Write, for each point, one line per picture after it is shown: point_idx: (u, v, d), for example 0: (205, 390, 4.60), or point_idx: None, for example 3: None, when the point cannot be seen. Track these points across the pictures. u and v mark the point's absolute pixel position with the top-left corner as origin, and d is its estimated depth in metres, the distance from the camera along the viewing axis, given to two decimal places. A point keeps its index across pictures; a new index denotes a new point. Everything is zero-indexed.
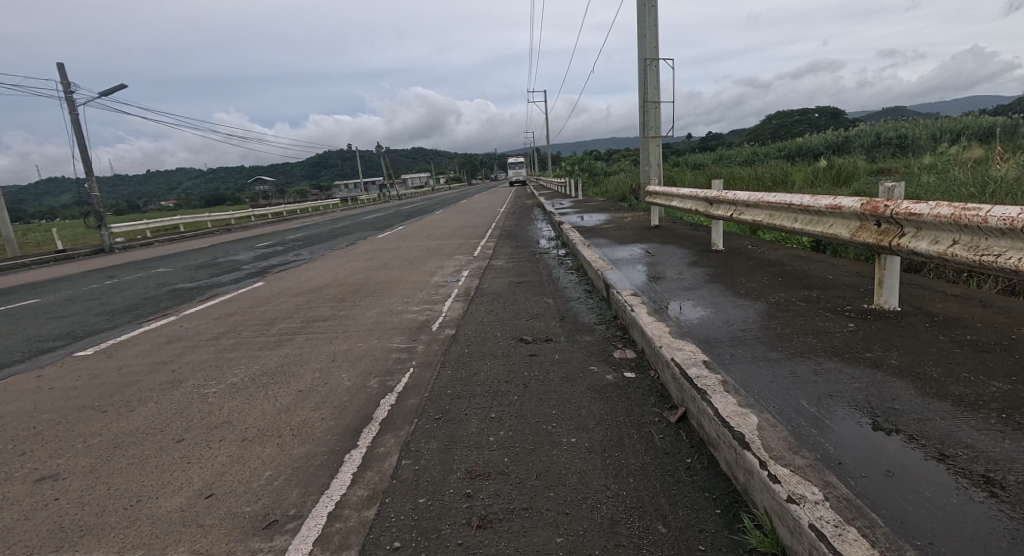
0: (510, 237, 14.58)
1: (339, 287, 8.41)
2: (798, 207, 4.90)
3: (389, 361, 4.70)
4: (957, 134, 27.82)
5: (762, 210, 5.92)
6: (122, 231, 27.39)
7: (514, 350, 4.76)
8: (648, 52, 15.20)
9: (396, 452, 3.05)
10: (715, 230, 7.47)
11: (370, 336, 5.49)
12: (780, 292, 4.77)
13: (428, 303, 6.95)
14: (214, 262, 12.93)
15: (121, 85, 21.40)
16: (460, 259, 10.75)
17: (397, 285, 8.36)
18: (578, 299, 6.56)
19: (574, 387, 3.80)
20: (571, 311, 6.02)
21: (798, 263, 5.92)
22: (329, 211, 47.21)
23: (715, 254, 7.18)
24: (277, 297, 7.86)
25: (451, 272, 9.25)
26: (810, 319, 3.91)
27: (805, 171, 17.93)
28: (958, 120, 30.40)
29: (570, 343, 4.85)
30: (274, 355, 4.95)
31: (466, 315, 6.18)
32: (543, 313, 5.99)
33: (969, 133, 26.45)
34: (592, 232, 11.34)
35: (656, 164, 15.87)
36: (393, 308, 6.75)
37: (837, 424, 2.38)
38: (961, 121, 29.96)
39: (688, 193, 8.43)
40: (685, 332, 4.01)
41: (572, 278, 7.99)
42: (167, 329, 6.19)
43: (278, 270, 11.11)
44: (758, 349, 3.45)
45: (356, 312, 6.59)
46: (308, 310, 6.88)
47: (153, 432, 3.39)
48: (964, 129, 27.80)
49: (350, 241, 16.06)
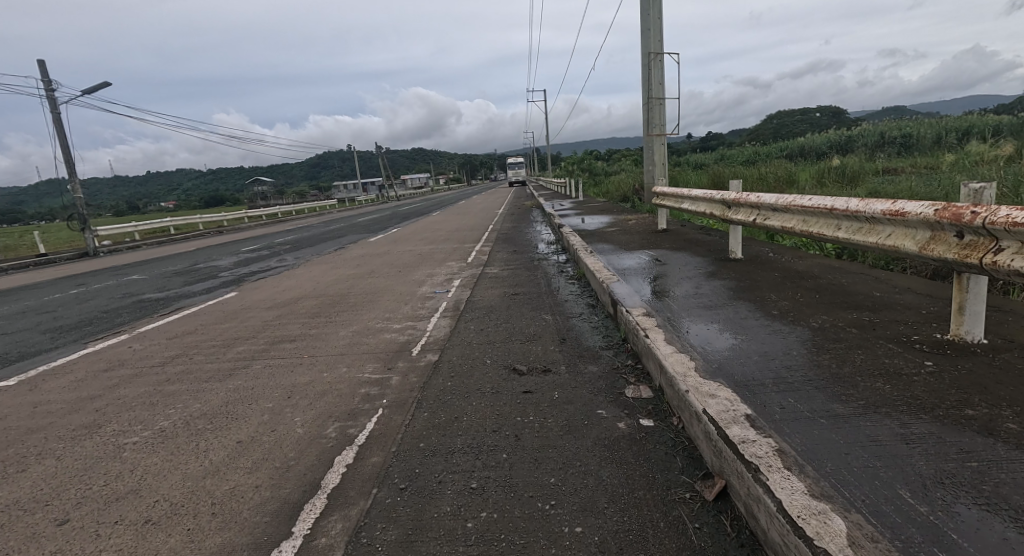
0: (508, 241, 13.84)
1: (317, 299, 7.63)
2: (841, 212, 4.09)
3: (355, 398, 3.93)
4: (963, 132, 27.17)
5: (791, 215, 5.14)
6: (110, 234, 26.66)
7: (505, 384, 3.98)
8: (653, 46, 14.44)
9: (342, 545, 2.28)
10: (733, 236, 6.69)
11: (339, 363, 4.71)
12: (822, 314, 4.00)
13: (412, 320, 6.19)
14: (191, 269, 12.16)
15: (103, 84, 20.75)
16: (452, 267, 9.97)
17: (380, 297, 7.57)
18: (580, 316, 5.79)
19: (577, 441, 3.03)
20: (573, 332, 5.24)
21: (833, 275, 5.15)
22: (325, 212, 46.64)
23: (733, 263, 6.40)
24: (246, 312, 7.09)
25: (441, 282, 8.49)
26: (871, 353, 3.14)
27: (812, 170, 17.26)
28: (964, 119, 29.68)
29: (572, 374, 4.09)
30: (222, 389, 4.18)
31: (453, 335, 5.41)
32: (541, 334, 5.22)
33: (976, 131, 25.80)
34: (594, 236, 10.57)
35: (661, 164, 15.10)
36: (372, 325, 5.98)
37: (973, 544, 1.62)
38: (967, 118, 29.28)
39: (701, 194, 7.66)
40: (716, 369, 3.24)
41: (573, 289, 7.23)
42: (112, 352, 5.42)
43: (257, 278, 10.33)
44: (814, 399, 2.68)
45: (329, 331, 5.81)
46: (276, 328, 6.10)
47: (33, 509, 2.62)
48: (971, 127, 27.09)
49: (339, 245, 15.29)
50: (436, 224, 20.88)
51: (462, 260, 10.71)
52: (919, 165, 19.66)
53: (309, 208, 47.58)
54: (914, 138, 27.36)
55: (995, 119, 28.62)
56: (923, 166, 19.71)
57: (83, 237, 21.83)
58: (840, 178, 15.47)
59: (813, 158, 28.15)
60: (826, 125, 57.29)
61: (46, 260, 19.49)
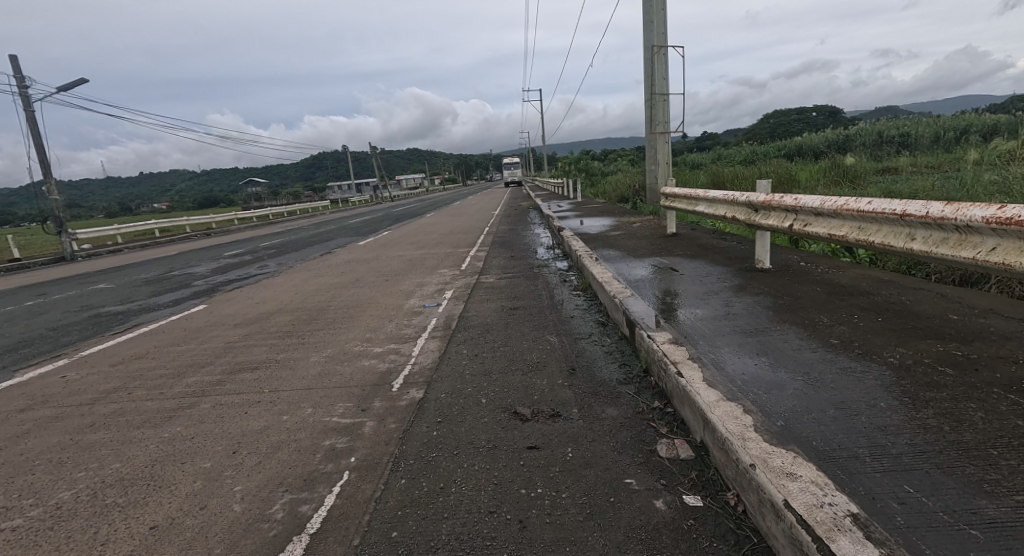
0: (504, 245, 13.07)
1: (292, 315, 6.80)
2: (917, 218, 3.33)
3: (316, 454, 3.11)
4: (962, 130, 26.72)
5: (838, 221, 4.36)
6: (90, 237, 25.69)
7: (505, 436, 3.20)
8: (656, 39, 13.70)
9: None
10: (760, 243, 5.92)
11: (304, 402, 3.90)
12: (898, 346, 3.23)
13: (397, 341, 5.39)
14: (164, 276, 11.31)
15: (80, 80, 20.02)
16: (444, 275, 9.18)
17: (363, 312, 6.76)
18: (590, 338, 5.01)
19: (603, 533, 2.25)
20: (583, 360, 4.46)
21: (889, 291, 4.39)
22: (316, 214, 45.83)
23: (762, 275, 5.64)
24: (210, 330, 6.26)
25: (432, 293, 7.71)
26: (990, 407, 2.37)
27: (817, 168, 16.66)
28: (963, 118, 29.17)
29: (587, 421, 3.31)
30: (153, 440, 3.36)
31: (443, 363, 4.62)
32: (546, 361, 4.44)
33: (975, 130, 25.33)
34: (598, 241, 9.81)
35: (664, 163, 14.35)
36: (350, 349, 5.16)
37: None
38: (966, 117, 28.82)
39: (720, 196, 6.89)
40: (783, 429, 2.46)
41: (579, 303, 6.44)
42: (39, 384, 4.58)
43: (232, 287, 9.49)
44: (945, 489, 1.89)
45: (299, 357, 4.99)
46: (239, 352, 5.28)
47: None
48: (969, 127, 26.59)
49: (326, 250, 14.45)
50: (429, 226, 20.07)
51: (456, 267, 9.93)
52: (922, 165, 19.07)
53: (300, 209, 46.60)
54: (913, 137, 26.83)
55: (994, 118, 28.06)
56: (925, 165, 19.11)
57: (60, 241, 20.91)
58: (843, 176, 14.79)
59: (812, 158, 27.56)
60: (821, 125, 56.87)
61: (19, 265, 18.57)
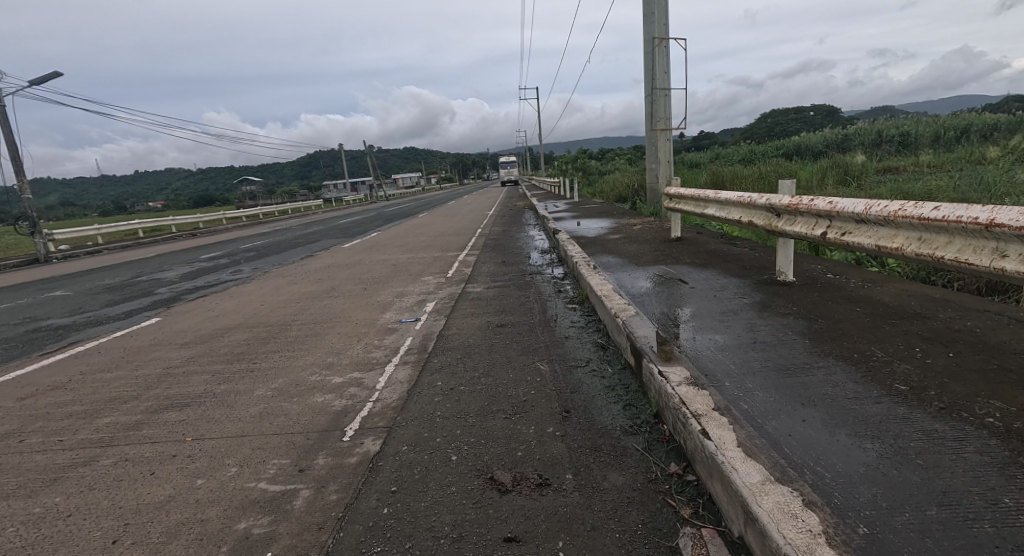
0: (496, 249, 12.30)
1: (250, 332, 5.99)
2: (1011, 230, 2.56)
3: (222, 548, 2.32)
4: (962, 130, 26.17)
5: (890, 230, 3.58)
6: (69, 237, 24.79)
7: (476, 518, 2.42)
8: (657, 31, 12.92)
9: None
10: (783, 252, 5.15)
11: (230, 458, 3.10)
12: (992, 396, 2.47)
13: (362, 368, 4.61)
14: (128, 283, 10.47)
15: (54, 72, 19.07)
16: (428, 283, 8.39)
17: (330, 328, 5.95)
18: (587, 368, 4.23)
19: None
20: (580, 398, 3.69)
21: (949, 314, 3.63)
22: (307, 213, 45.02)
23: (787, 289, 4.88)
24: (152, 351, 5.45)
25: (411, 305, 6.92)
26: None
27: (821, 166, 15.99)
28: (960, 117, 28.70)
29: (584, 495, 2.53)
30: (15, 520, 2.56)
31: (411, 401, 3.84)
32: (535, 400, 3.67)
33: (976, 130, 24.74)
34: (596, 245, 9.05)
35: (665, 161, 13.56)
36: (304, 379, 4.37)
37: None
38: (966, 116, 28.25)
39: (734, 197, 6.11)
40: (871, 544, 1.68)
41: (575, 320, 5.67)
42: None
43: (196, 296, 8.67)
44: None
45: (242, 391, 4.19)
46: (174, 382, 4.47)
47: None
48: (969, 127, 26.06)
49: (308, 253, 13.65)
50: (419, 227, 19.27)
51: (441, 274, 9.14)
52: (924, 164, 18.44)
53: (292, 208, 45.66)
54: (913, 135, 26.25)
55: (995, 117, 27.50)
56: (927, 165, 18.50)
57: (35, 242, 20.08)
58: (850, 175, 14.09)
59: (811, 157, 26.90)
60: (818, 124, 56.34)
61: None
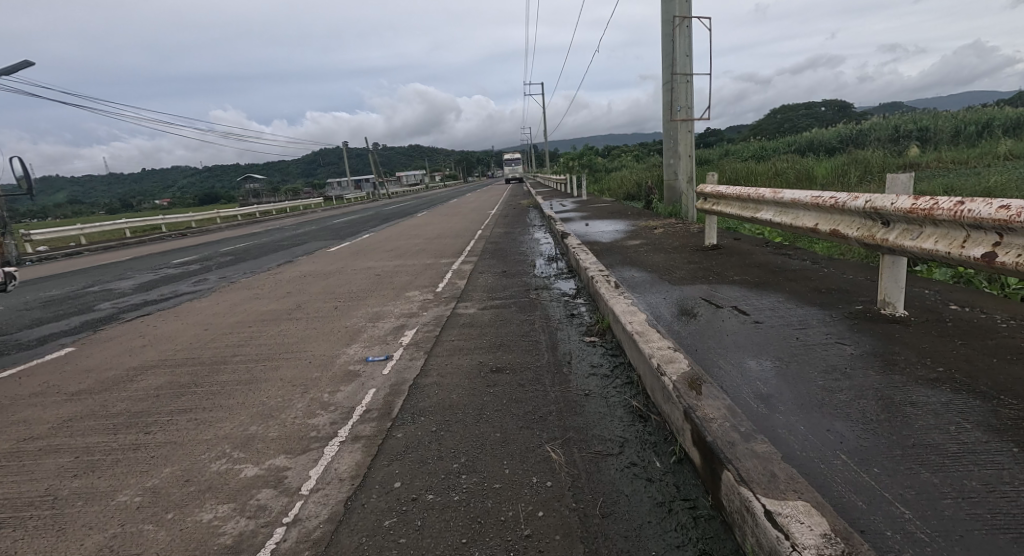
0: (497, 255, 10.87)
1: (169, 376, 4.55)
2: None
3: None
4: (983, 124, 24.68)
5: None
6: (48, 238, 23.51)
7: None
8: (679, 8, 11.38)
9: None
10: (891, 276, 3.71)
11: None
12: None
13: (293, 449, 3.16)
14: (69, 295, 9.03)
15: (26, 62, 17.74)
16: (411, 301, 6.95)
17: (272, 372, 4.50)
18: (623, 463, 2.77)
19: None
20: (620, 534, 2.23)
21: None
22: (305, 211, 43.75)
23: (905, 331, 3.40)
24: (23, 408, 3.99)
25: (386, 334, 5.47)
26: None
27: (846, 160, 14.56)
28: (981, 110, 27.14)
29: None
30: None
31: (345, 531, 2.38)
32: (545, 539, 2.22)
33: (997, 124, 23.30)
34: (614, 254, 7.58)
35: (686, 156, 12.03)
36: (200, 473, 2.91)
37: None
38: (985, 110, 26.73)
39: (805, 197, 4.63)
40: None
41: (595, 365, 4.20)
42: None
43: (135, 316, 7.24)
44: None
45: (97, 495, 2.73)
46: (12, 472, 3.02)
47: None
48: (991, 121, 24.62)
49: (288, 258, 12.20)
50: (415, 228, 17.84)
51: (429, 288, 7.69)
52: (949, 160, 17.05)
53: (290, 206, 44.39)
54: (932, 130, 24.77)
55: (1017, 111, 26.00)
56: (951, 162, 17.14)
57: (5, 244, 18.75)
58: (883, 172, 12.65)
59: (824, 153, 25.40)
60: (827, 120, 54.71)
61: None
